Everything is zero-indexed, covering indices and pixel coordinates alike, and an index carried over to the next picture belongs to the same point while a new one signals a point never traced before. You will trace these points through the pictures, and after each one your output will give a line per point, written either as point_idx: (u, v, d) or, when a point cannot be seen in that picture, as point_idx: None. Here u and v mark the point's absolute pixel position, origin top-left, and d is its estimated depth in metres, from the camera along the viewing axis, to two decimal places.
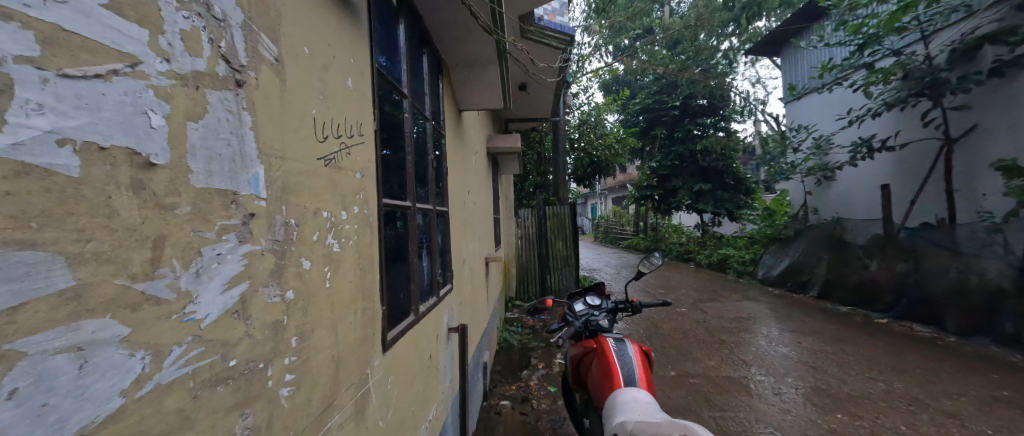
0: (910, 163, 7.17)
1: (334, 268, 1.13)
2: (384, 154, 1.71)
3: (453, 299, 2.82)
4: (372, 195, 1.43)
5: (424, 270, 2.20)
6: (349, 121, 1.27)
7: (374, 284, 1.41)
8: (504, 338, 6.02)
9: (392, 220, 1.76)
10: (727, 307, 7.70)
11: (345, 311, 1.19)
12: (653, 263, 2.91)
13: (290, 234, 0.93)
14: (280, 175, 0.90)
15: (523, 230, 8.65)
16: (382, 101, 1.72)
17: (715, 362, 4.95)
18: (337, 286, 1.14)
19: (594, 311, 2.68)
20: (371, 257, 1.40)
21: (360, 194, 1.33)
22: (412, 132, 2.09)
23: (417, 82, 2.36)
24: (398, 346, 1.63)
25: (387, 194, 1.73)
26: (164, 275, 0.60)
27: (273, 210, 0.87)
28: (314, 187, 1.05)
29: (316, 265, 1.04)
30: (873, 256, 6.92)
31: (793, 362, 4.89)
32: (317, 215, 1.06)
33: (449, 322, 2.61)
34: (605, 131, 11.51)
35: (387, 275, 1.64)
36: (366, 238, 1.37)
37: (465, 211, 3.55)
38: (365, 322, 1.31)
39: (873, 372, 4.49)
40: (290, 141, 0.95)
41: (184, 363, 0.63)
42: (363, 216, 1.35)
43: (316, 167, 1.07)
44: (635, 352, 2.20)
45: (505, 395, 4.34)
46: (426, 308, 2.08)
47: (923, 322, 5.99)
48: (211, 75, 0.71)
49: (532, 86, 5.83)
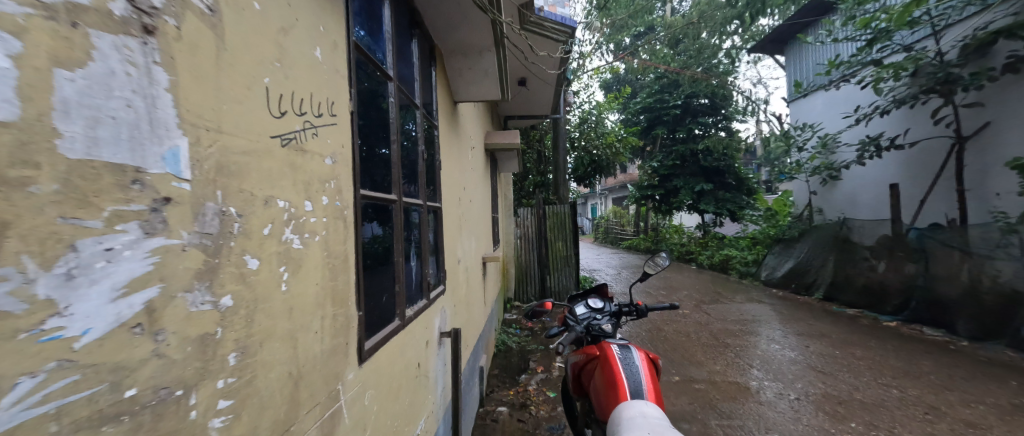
0: (919, 161, 6.98)
1: (293, 269, 0.95)
2: (365, 142, 1.54)
3: (446, 301, 2.63)
4: (347, 187, 1.27)
5: (413, 271, 2.02)
6: (317, 99, 1.10)
7: (349, 287, 1.24)
8: (502, 341, 5.86)
9: (373, 216, 1.57)
10: (730, 310, 7.54)
11: (309, 319, 1.01)
12: (661, 263, 2.72)
13: (227, 226, 0.75)
14: (215, 153, 0.72)
15: (523, 230, 8.49)
16: (363, 79, 1.55)
17: (721, 366, 4.78)
18: (298, 291, 0.97)
19: (596, 314, 2.51)
20: (348, 255, 1.24)
21: (335, 185, 1.18)
22: (399, 120, 1.90)
23: (406, 66, 2.17)
24: (379, 357, 1.45)
25: (369, 187, 1.55)
26: (6, 278, 0.42)
27: (202, 195, 0.69)
28: (266, 169, 0.87)
29: (268, 264, 0.87)
30: (881, 258, 6.76)
31: (801, 366, 4.73)
32: (270, 204, 0.88)
33: (441, 326, 2.43)
34: (605, 130, 11.33)
35: (366, 277, 1.46)
36: (340, 236, 1.20)
37: (460, 207, 3.37)
38: (336, 330, 1.14)
39: (886, 378, 4.31)
40: (229, 111, 0.77)
41: (39, 401, 0.45)
42: (339, 211, 1.20)
43: (271, 146, 0.89)
44: (642, 361, 2.03)
45: (502, 400, 4.16)
46: (414, 313, 1.90)
47: (934, 326, 5.83)
48: (98, 10, 0.53)
49: (532, 80, 5.67)
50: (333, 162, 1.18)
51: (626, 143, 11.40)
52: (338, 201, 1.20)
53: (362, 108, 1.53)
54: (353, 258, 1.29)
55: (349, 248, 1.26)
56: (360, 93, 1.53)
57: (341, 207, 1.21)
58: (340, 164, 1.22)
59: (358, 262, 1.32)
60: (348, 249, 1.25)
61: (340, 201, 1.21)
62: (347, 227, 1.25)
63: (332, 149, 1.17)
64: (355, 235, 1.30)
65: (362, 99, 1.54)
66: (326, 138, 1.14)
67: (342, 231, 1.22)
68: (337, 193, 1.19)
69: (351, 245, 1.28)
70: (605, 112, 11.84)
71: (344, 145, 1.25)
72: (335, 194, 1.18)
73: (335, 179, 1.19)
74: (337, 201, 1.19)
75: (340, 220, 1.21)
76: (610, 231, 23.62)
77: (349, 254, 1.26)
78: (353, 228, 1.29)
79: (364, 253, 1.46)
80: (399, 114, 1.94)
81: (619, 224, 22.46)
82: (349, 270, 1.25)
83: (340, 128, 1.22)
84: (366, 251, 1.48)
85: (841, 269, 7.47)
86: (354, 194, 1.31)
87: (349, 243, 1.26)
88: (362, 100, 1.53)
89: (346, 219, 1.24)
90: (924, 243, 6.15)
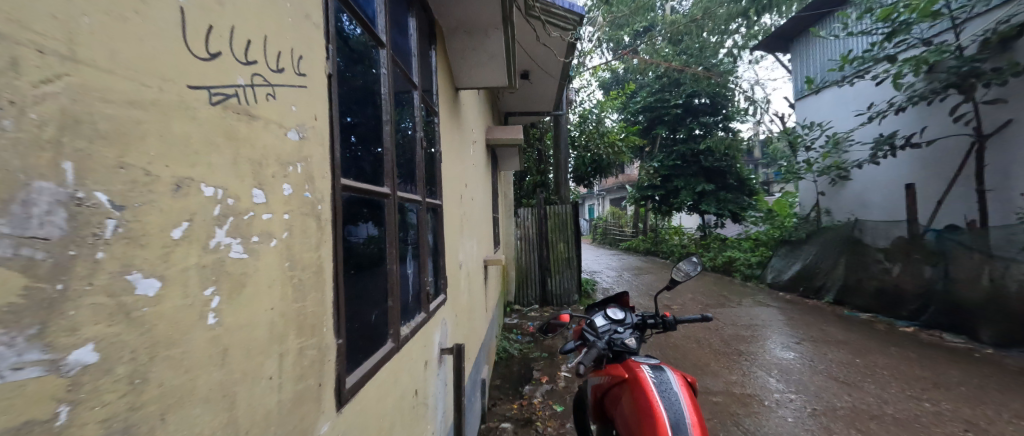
0: (934, 160, 6.74)
1: (230, 291, 0.63)
2: (349, 119, 1.22)
3: (446, 311, 2.30)
4: (322, 174, 0.94)
5: (409, 279, 1.69)
6: (274, 47, 0.79)
7: (323, 307, 0.92)
8: (503, 348, 5.54)
9: (359, 213, 1.25)
10: (737, 314, 7.29)
11: (256, 361, 0.69)
12: (689, 270, 2.41)
13: (87, 224, 0.43)
14: (63, 94, 0.41)
15: (523, 231, 8.09)
16: (345, 42, 1.23)
17: (737, 376, 4.51)
18: (239, 322, 0.65)
19: (618, 327, 2.21)
20: (322, 264, 0.92)
21: (305, 171, 0.87)
22: (392, 97, 1.57)
23: (401, 37, 1.85)
24: (364, 396, 1.12)
25: (354, 176, 1.23)
26: None
27: (19, 163, 0.37)
28: (177, 134, 0.55)
29: (179, 283, 0.54)
30: (896, 260, 6.53)
31: (822, 376, 4.46)
32: (186, 190, 0.56)
33: (440, 342, 2.10)
34: (606, 129, 11.08)
35: (350, 291, 1.14)
36: (312, 240, 0.88)
37: (461, 206, 3.06)
38: (301, 370, 0.82)
39: (914, 389, 4.05)
40: (95, 27, 0.45)
41: None
42: (310, 206, 0.89)
43: (190, 98, 0.57)
44: (681, 386, 1.74)
45: (505, 415, 3.84)
46: (411, 330, 1.58)
47: (954, 332, 5.60)
48: None
49: (535, 74, 5.40)
50: (302, 138, 0.86)
51: (628, 143, 11.10)
52: (308, 194, 0.88)
53: (343, 76, 1.21)
54: (329, 269, 0.96)
55: (325, 255, 0.94)
56: (342, 60, 1.21)
57: (313, 200, 0.90)
58: (312, 143, 0.91)
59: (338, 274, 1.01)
60: (324, 256, 0.93)
61: (313, 193, 0.90)
62: (322, 228, 0.93)
63: (299, 119, 0.85)
64: (333, 241, 0.98)
65: (343, 65, 1.21)
66: (290, 102, 0.82)
67: (316, 234, 0.90)
68: (307, 181, 0.87)
69: (329, 253, 0.96)
70: (607, 111, 11.52)
71: (318, 117, 0.94)
72: (303, 184, 0.86)
73: (305, 164, 0.87)
74: (308, 192, 0.87)
75: (313, 220, 0.89)
76: (609, 233, 23.35)
77: (325, 263, 0.94)
78: (329, 228, 0.97)
79: (347, 262, 1.13)
80: (393, 91, 1.62)
81: (617, 225, 22.22)
82: (326, 283, 0.94)
83: (311, 94, 0.91)
84: (349, 260, 1.15)
85: (853, 272, 7.23)
86: (330, 184, 0.99)
87: (325, 250, 0.94)
88: (342, 66, 1.21)
89: (323, 217, 0.93)
90: (943, 244, 5.92)
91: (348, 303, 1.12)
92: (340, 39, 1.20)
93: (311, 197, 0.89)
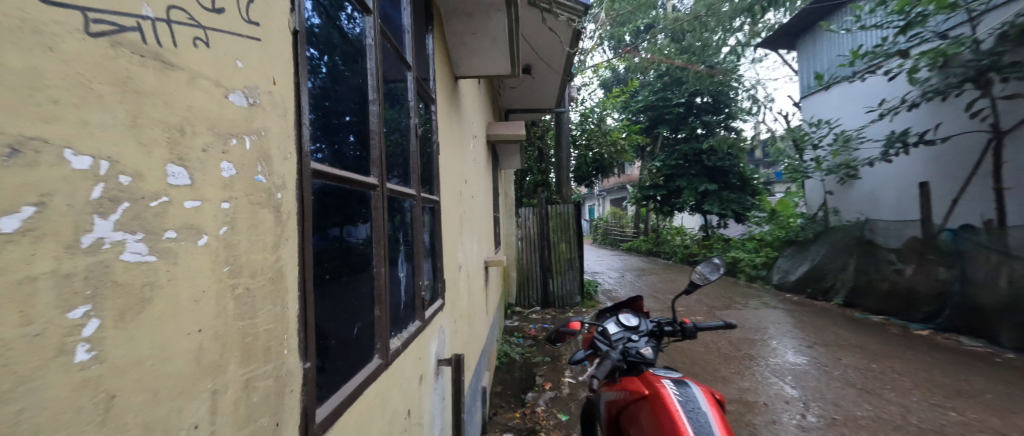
0: (949, 158, 6.54)
1: (118, 314, 0.42)
2: (329, 98, 1.01)
3: (444, 318, 2.10)
4: (285, 154, 0.75)
5: (403, 284, 1.48)
6: None
7: (283, 321, 0.71)
8: (503, 352, 5.34)
9: (343, 209, 1.04)
10: (744, 316, 7.08)
11: (168, 410, 0.48)
12: (708, 273, 2.22)
13: None
14: None
15: (523, 231, 7.87)
16: (338, 27, 1.09)
17: (749, 382, 4.32)
18: (135, 358, 0.44)
19: (632, 335, 2.03)
20: (284, 266, 0.72)
21: (257, 148, 0.67)
22: (382, 76, 1.37)
23: (394, 12, 1.65)
24: (341, 429, 0.92)
25: (335, 163, 1.02)
26: None
27: None
28: (21, 71, 0.35)
29: (23, 307, 0.33)
30: (909, 261, 6.34)
31: (838, 382, 4.27)
32: (39, 156, 0.36)
33: (437, 352, 1.90)
34: (609, 128, 10.89)
35: (326, 301, 0.93)
36: (268, 237, 0.68)
37: (460, 204, 2.86)
38: (247, 412, 0.62)
39: (937, 397, 3.88)
40: None
41: None
42: (265, 193, 0.68)
43: (50, 20, 0.38)
44: (708, 404, 1.55)
45: (508, 425, 3.64)
46: (404, 343, 1.38)
47: (972, 336, 5.41)
48: None
49: (537, 68, 5.21)
50: (253, 104, 0.66)
51: (630, 141, 10.91)
52: (262, 177, 0.68)
53: (337, 69, 1.07)
54: (294, 275, 0.75)
55: (290, 256, 0.74)
56: (333, 47, 1.06)
57: (272, 188, 0.70)
58: (274, 115, 0.72)
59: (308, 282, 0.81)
60: (287, 257, 0.73)
61: (271, 177, 0.70)
62: (285, 222, 0.73)
63: (248, 80, 0.65)
64: (302, 241, 0.78)
65: (333, 48, 1.06)
66: (235, 57, 0.63)
67: (276, 232, 0.70)
68: (259, 162, 0.67)
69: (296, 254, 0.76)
70: (608, 109, 11.33)
71: (280, 84, 0.74)
72: (255, 166, 0.66)
73: (258, 138, 0.67)
74: (261, 175, 0.67)
75: (270, 214, 0.69)
76: (610, 234, 23.17)
77: (289, 267, 0.74)
78: (295, 224, 0.76)
79: (324, 269, 0.93)
80: (384, 73, 1.42)
81: (617, 225, 22.03)
82: (290, 291, 0.73)
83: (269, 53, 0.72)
84: (330, 266, 0.96)
85: (863, 273, 7.05)
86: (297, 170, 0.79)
87: (289, 249, 0.74)
88: (336, 57, 1.07)
89: (285, 208, 0.73)
90: (959, 245, 5.73)
91: (326, 316, 0.92)
92: (329, 22, 1.06)
93: (270, 182, 0.69)
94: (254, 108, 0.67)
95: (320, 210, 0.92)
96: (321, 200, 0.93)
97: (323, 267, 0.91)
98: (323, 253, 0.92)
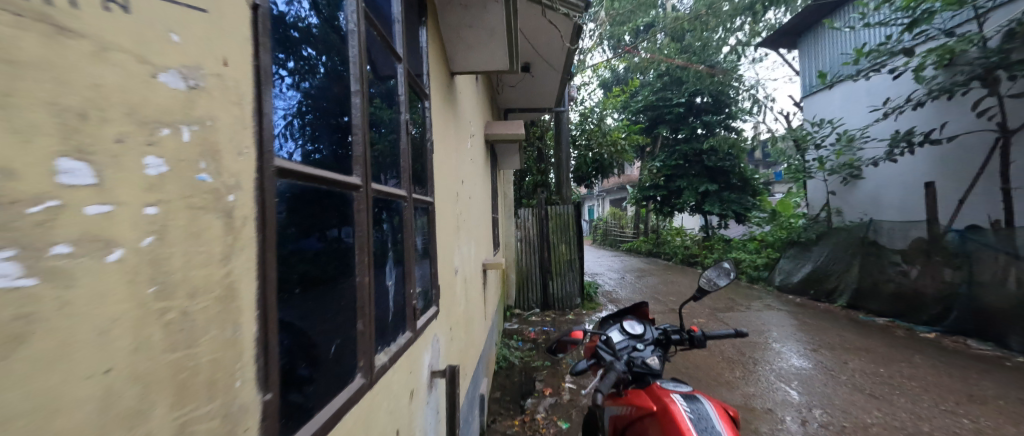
0: (955, 158, 6.44)
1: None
2: (307, 88, 0.90)
3: (439, 325, 1.99)
4: (242, 149, 0.64)
5: (392, 293, 1.36)
6: None
7: (234, 347, 0.59)
8: (502, 356, 5.22)
9: (324, 212, 0.93)
10: (747, 318, 6.97)
11: None
12: (717, 279, 2.11)
13: None
14: None
15: (522, 232, 7.76)
16: (320, 9, 0.98)
17: (754, 387, 4.21)
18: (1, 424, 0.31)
19: (637, 344, 1.92)
20: (238, 281, 0.60)
21: (199, 141, 0.55)
22: (368, 68, 1.25)
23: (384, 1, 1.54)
24: None
25: (314, 161, 0.91)
26: None
27: None
28: None
29: None
30: (914, 262, 6.24)
31: (846, 388, 4.17)
32: None
33: (431, 363, 1.79)
34: (608, 128, 10.79)
35: (301, 317, 0.82)
36: (213, 246, 0.56)
37: (457, 205, 2.75)
38: None
39: (949, 403, 3.78)
40: None
41: None
42: (212, 194, 0.57)
43: None
44: (721, 421, 1.45)
45: (506, 433, 3.54)
46: (392, 357, 1.27)
47: (979, 339, 5.31)
48: None
49: (536, 67, 5.10)
50: (194, 88, 0.55)
51: (630, 142, 10.81)
52: (206, 176, 0.56)
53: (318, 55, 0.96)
54: (249, 292, 0.64)
55: (246, 269, 0.63)
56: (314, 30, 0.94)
57: (222, 188, 0.58)
58: (226, 104, 0.60)
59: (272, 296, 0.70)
60: (242, 270, 0.62)
61: (219, 175, 0.58)
62: (238, 229, 0.61)
63: (190, 57, 0.54)
64: (262, 251, 0.67)
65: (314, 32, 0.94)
66: (171, 29, 0.51)
67: (226, 240, 0.59)
68: (206, 158, 0.56)
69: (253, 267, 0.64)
70: (608, 109, 11.24)
71: (242, 71, 0.65)
72: (199, 163, 0.55)
73: (201, 128, 0.55)
74: (204, 173, 0.55)
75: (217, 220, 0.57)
76: (609, 234, 23.07)
77: (244, 281, 0.62)
78: (254, 231, 0.65)
79: (307, 277, 0.84)
80: (371, 65, 1.31)
81: (617, 225, 21.92)
82: (243, 312, 0.62)
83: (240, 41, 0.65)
84: (312, 275, 0.86)
85: (867, 274, 6.96)
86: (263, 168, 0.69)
87: (245, 260, 0.63)
88: (330, 56, 1.03)
89: (238, 213, 0.61)
90: (966, 246, 5.63)
91: (300, 335, 0.80)
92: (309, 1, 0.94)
93: (218, 182, 0.58)
94: (197, 94, 0.55)
95: (297, 213, 0.81)
96: (298, 203, 0.82)
97: (298, 278, 0.80)
98: (298, 263, 0.81)
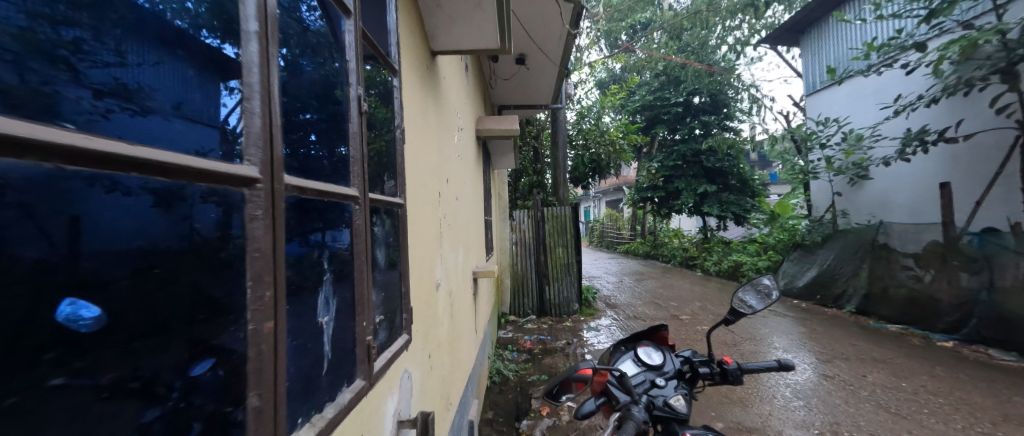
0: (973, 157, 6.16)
1: None
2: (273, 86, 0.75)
3: (410, 357, 1.60)
4: (192, 147, 0.57)
5: (330, 332, 0.97)
6: None
7: None
8: (496, 369, 4.82)
9: (214, 222, 0.59)
10: (753, 325, 6.64)
11: None
12: (752, 301, 1.74)
13: None
14: None
15: (518, 235, 7.36)
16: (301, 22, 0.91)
17: (769, 405, 3.86)
18: None
19: (658, 381, 1.56)
20: (192, 295, 0.55)
21: (137, 135, 0.49)
22: (308, 42, 0.94)
23: None
24: None
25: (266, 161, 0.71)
26: None
27: None
28: None
29: None
30: (928, 267, 5.94)
31: (868, 405, 3.84)
32: None
33: (397, 409, 1.40)
34: (606, 128, 10.47)
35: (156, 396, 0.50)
36: (138, 259, 0.47)
37: (441, 207, 2.38)
38: None
39: (984, 425, 3.46)
40: None
41: None
42: (161, 198, 0.50)
43: None
44: None
45: None
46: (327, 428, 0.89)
47: (1002, 348, 5.00)
48: None
49: (533, 58, 4.73)
50: (133, 79, 0.49)
51: (629, 141, 10.47)
52: (136, 174, 0.47)
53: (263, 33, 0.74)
54: (157, 325, 0.50)
55: (93, 310, 0.42)
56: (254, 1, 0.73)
57: (176, 187, 0.53)
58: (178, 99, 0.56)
59: (234, 304, 0.63)
60: (200, 281, 0.56)
61: (170, 172, 0.52)
62: (82, 251, 0.41)
63: (134, 43, 0.50)
64: (224, 258, 0.61)
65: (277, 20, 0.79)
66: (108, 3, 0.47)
67: (179, 254, 0.53)
68: (151, 147, 0.50)
69: (61, 308, 0.39)
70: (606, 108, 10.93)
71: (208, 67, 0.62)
72: (137, 153, 0.47)
73: (76, 114, 0.42)
74: (39, 156, 0.37)
75: (144, 231, 0.48)
76: (606, 235, 22.84)
77: (194, 297, 0.55)
78: (210, 238, 0.58)
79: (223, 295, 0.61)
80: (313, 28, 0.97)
81: (614, 227, 21.60)
82: None
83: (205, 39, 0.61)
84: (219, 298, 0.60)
85: (877, 279, 6.67)
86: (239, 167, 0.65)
87: (146, 291, 0.48)
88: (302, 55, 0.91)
89: (163, 226, 0.50)
90: (985, 249, 5.34)
91: (241, 366, 0.64)
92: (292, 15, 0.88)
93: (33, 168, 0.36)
94: (117, 86, 0.47)
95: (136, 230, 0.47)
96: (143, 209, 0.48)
97: (230, 297, 0.62)
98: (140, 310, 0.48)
